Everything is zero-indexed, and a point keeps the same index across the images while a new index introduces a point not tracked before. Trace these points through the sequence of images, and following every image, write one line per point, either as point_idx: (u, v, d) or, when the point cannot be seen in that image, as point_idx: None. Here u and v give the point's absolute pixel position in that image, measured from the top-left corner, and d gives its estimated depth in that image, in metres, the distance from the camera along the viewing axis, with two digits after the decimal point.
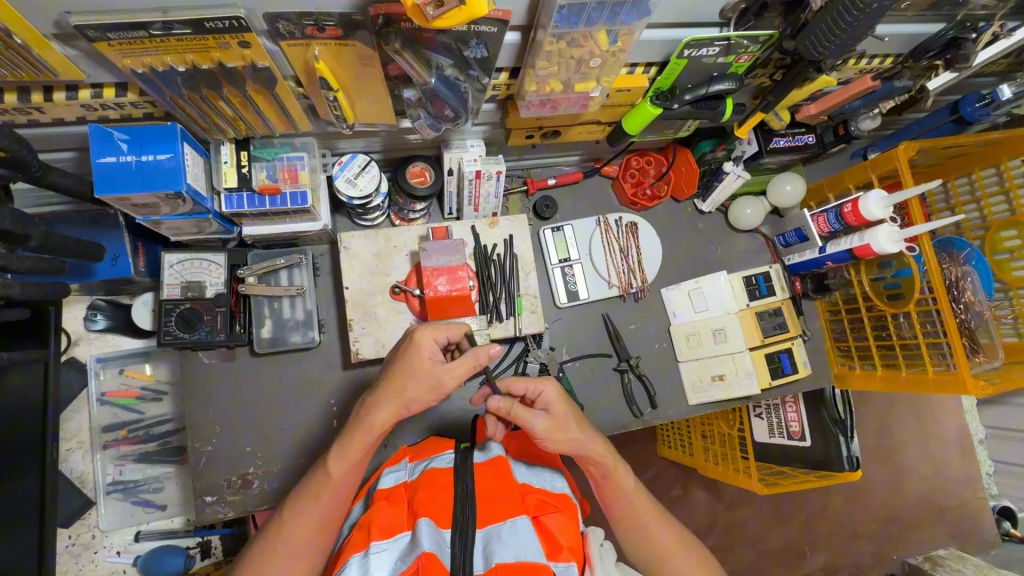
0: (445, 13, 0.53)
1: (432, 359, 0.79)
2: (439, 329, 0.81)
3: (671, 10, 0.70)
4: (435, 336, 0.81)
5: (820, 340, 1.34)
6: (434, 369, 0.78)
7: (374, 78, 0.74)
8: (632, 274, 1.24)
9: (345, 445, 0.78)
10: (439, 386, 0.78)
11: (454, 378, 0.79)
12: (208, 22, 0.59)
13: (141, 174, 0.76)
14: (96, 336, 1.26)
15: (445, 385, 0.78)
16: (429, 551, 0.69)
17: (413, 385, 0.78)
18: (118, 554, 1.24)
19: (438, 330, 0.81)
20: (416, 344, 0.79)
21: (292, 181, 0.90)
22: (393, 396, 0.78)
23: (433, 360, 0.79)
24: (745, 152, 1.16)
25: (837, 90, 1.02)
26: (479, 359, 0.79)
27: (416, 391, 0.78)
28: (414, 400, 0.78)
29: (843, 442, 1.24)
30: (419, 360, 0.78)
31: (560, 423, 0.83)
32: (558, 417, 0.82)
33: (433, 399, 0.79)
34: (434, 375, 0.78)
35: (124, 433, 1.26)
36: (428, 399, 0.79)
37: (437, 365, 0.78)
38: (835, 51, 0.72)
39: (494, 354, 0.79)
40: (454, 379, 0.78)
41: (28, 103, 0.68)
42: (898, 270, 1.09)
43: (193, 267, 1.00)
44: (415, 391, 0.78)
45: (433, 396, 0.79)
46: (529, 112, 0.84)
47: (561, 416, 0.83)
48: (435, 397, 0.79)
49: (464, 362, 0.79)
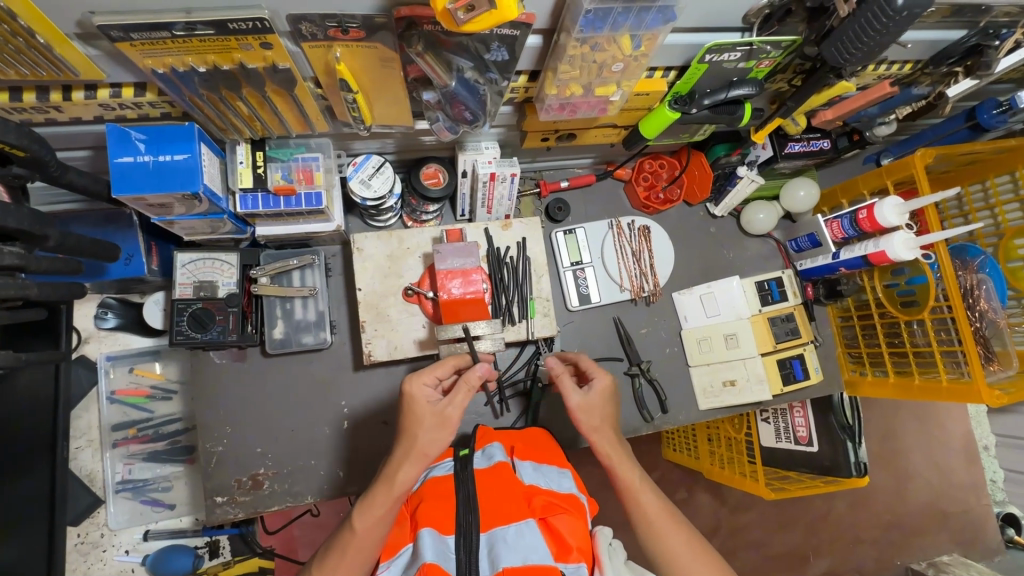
0: (475, 17, 0.53)
1: (433, 403, 0.84)
2: (430, 372, 0.86)
3: (695, 14, 0.70)
4: (429, 379, 0.85)
5: (831, 346, 1.33)
6: (439, 410, 0.83)
7: (394, 80, 0.73)
8: (644, 278, 1.24)
9: (370, 505, 0.80)
10: (449, 420, 0.83)
11: (457, 408, 0.84)
12: (231, 23, 0.58)
13: (158, 175, 0.75)
14: (106, 334, 1.25)
15: (455, 416, 0.83)
16: (431, 562, 0.70)
17: (424, 430, 0.82)
18: (127, 553, 1.24)
19: (430, 373, 0.85)
20: (414, 396, 0.83)
21: (308, 182, 0.90)
22: (409, 451, 0.81)
23: (434, 404, 0.84)
24: (760, 156, 1.16)
25: (854, 96, 1.00)
26: (471, 383, 0.84)
27: (430, 434, 0.82)
28: (429, 444, 0.81)
29: (851, 449, 1.24)
30: (422, 407, 0.83)
31: (590, 408, 0.88)
32: (591, 402, 0.88)
33: (446, 434, 0.83)
34: (440, 413, 0.83)
35: (134, 432, 1.26)
36: (442, 437, 0.82)
37: (439, 407, 0.83)
38: (860, 58, 0.71)
39: (482, 373, 0.84)
40: (455, 408, 0.84)
41: (47, 102, 0.68)
42: (912, 277, 1.08)
43: (205, 266, 0.99)
44: (428, 435, 0.82)
45: (446, 432, 0.82)
46: (548, 115, 0.84)
47: (596, 399, 0.88)
48: (449, 432, 0.83)
49: (460, 391, 0.84)
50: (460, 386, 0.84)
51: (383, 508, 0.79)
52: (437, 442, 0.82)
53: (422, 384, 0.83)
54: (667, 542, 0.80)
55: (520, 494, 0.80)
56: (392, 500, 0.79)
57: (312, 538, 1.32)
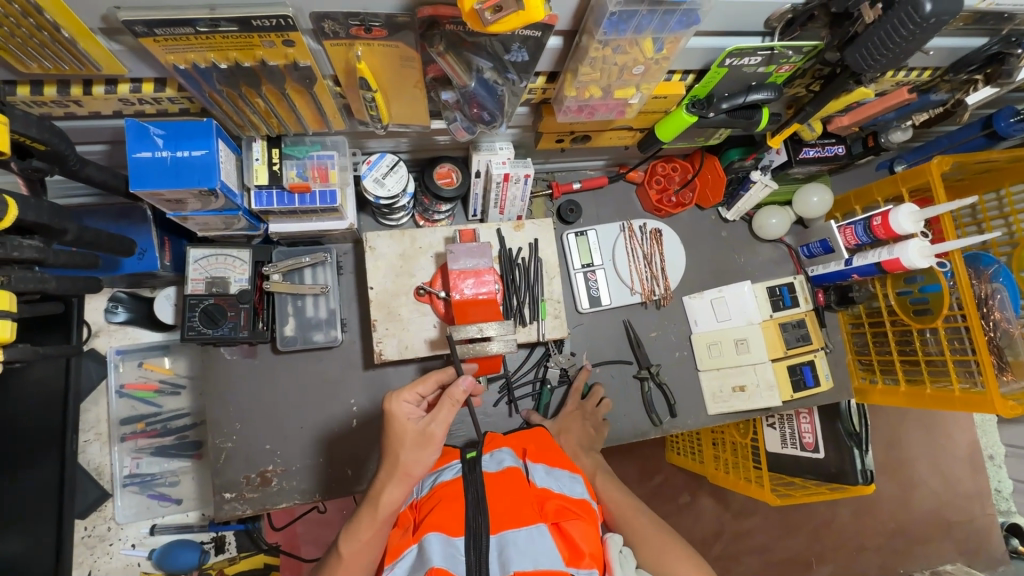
0: (502, 17, 0.53)
1: (415, 420, 0.81)
2: (411, 389, 0.83)
3: (717, 17, 0.70)
4: (410, 396, 0.83)
5: (841, 353, 1.33)
6: (422, 427, 0.80)
7: (414, 79, 0.73)
8: (655, 281, 1.23)
9: (357, 528, 0.79)
10: (433, 438, 0.80)
11: (440, 425, 0.81)
12: (256, 20, 0.58)
13: (176, 170, 0.75)
14: (116, 328, 1.26)
15: (438, 434, 0.80)
16: (440, 566, 0.68)
17: (406, 449, 0.80)
18: (133, 547, 1.24)
19: (411, 390, 0.83)
20: (394, 414, 0.81)
21: (322, 180, 0.89)
22: (392, 471, 0.79)
23: (416, 422, 0.81)
24: (774, 161, 1.14)
25: (872, 102, 0.99)
26: (455, 398, 0.80)
27: (412, 453, 0.79)
28: (412, 464, 0.79)
29: (858, 456, 1.22)
30: (403, 425, 0.80)
31: (564, 429, 1.08)
32: (565, 423, 1.10)
33: (430, 453, 0.80)
34: (421, 431, 0.80)
35: (142, 426, 1.26)
36: (426, 455, 0.80)
37: (421, 425, 0.81)
38: (884, 65, 0.71)
39: (465, 387, 0.80)
40: (439, 425, 0.81)
41: (67, 96, 0.68)
42: (926, 285, 1.06)
43: (217, 262, 0.99)
44: (410, 453, 0.79)
45: (429, 451, 0.80)
46: (566, 117, 0.84)
47: (568, 421, 1.10)
48: (432, 451, 0.80)
49: (443, 406, 0.81)
50: (443, 402, 0.81)
51: (366, 531, 0.79)
52: (420, 461, 0.80)
53: (401, 402, 0.81)
54: (640, 536, 0.86)
55: (532, 498, 0.80)
56: (377, 522, 0.79)
57: (314, 534, 1.36)
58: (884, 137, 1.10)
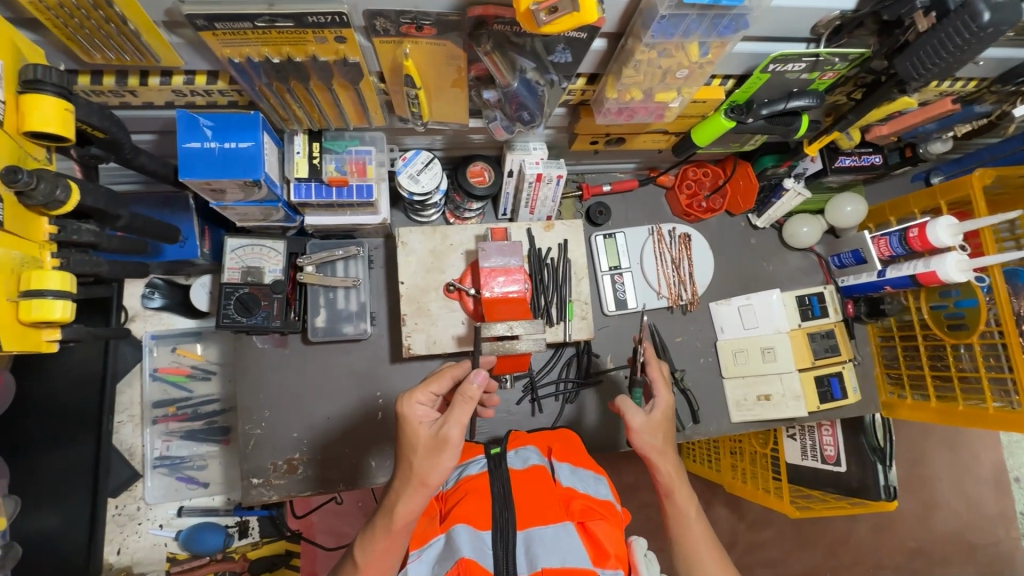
0: (557, 18, 0.54)
1: (429, 425, 0.77)
2: (423, 390, 0.81)
3: (764, 23, 0.70)
4: (423, 398, 0.80)
5: (870, 366, 1.30)
6: (434, 431, 0.75)
7: (458, 78, 0.74)
8: (682, 286, 1.23)
9: (373, 537, 0.77)
10: (446, 443, 0.74)
11: (455, 427, 0.74)
12: (311, 17, 0.60)
13: (223, 161, 0.77)
14: (151, 313, 1.29)
15: (452, 438, 0.74)
16: (468, 557, 0.69)
17: (419, 456, 0.75)
18: (160, 527, 1.27)
19: (423, 391, 0.80)
20: (407, 418, 0.78)
21: (360, 174, 0.91)
22: (407, 481, 0.75)
23: (430, 426, 0.77)
24: (808, 169, 1.14)
25: (914, 112, 0.97)
26: (468, 395, 0.74)
27: (426, 460, 0.75)
28: (427, 472, 0.74)
29: (881, 470, 1.21)
30: (415, 429, 0.77)
31: (657, 427, 0.87)
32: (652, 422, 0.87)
33: (446, 459, 0.74)
34: (434, 436, 0.75)
35: (173, 410, 1.29)
36: (442, 462, 0.74)
37: (433, 430, 0.76)
38: (933, 75, 0.71)
39: (478, 381, 0.75)
40: (453, 428, 0.74)
41: (124, 86, 0.71)
42: (961, 299, 1.05)
43: (253, 252, 1.01)
44: (424, 461, 0.75)
45: (444, 457, 0.74)
46: (605, 119, 0.84)
47: (661, 414, 0.88)
48: (447, 457, 0.74)
49: (455, 406, 0.75)
50: (456, 401, 0.75)
51: (382, 541, 0.76)
52: (435, 469, 0.74)
53: (413, 405, 0.78)
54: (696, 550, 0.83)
55: (557, 496, 0.80)
56: (394, 532, 0.75)
57: (330, 524, 1.36)
58: (923, 148, 1.09)
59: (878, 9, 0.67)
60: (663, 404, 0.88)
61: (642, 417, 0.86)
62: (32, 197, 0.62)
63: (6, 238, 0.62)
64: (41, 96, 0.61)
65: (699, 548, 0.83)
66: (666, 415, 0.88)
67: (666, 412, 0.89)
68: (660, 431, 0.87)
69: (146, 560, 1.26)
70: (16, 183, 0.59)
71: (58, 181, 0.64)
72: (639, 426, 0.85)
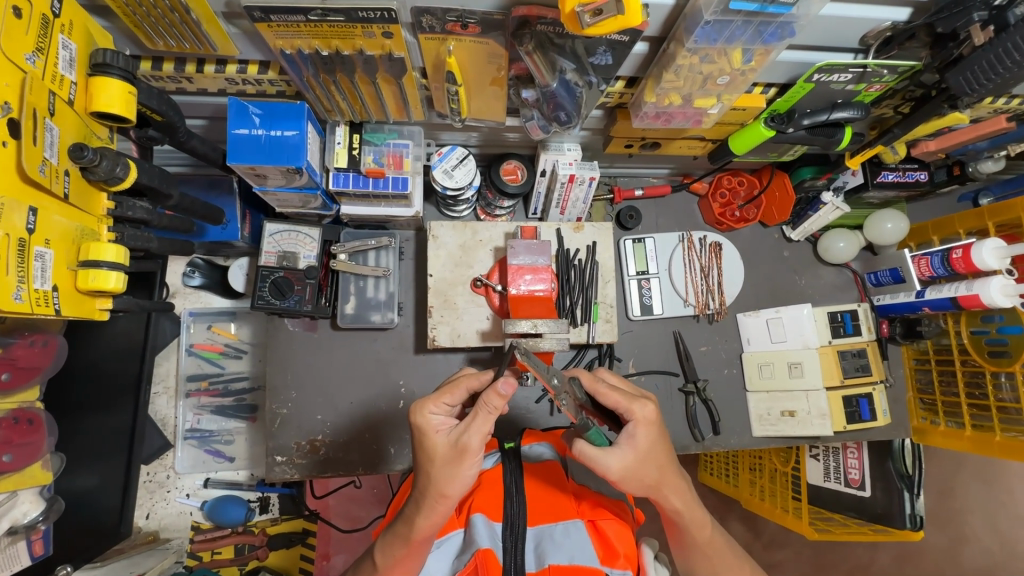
0: (601, 21, 0.55)
1: (446, 433, 0.71)
2: (437, 400, 0.73)
3: (808, 33, 0.69)
4: (436, 408, 0.73)
5: (902, 389, 1.25)
6: (453, 440, 0.70)
7: (499, 77, 0.76)
8: (710, 295, 1.21)
9: (391, 543, 0.74)
10: (467, 451, 0.69)
11: (476, 436, 0.69)
12: (362, 12, 0.62)
13: (269, 149, 0.80)
14: (190, 291, 1.36)
15: (473, 446, 0.69)
16: (486, 549, 0.71)
17: (438, 467, 0.70)
18: (187, 496, 1.34)
19: (438, 401, 0.73)
20: (422, 429, 0.72)
21: (396, 167, 0.92)
22: (425, 492, 0.70)
23: (448, 434, 0.71)
24: (848, 183, 1.11)
25: (965, 128, 0.94)
26: (492, 406, 0.67)
27: (446, 471, 0.69)
28: (447, 482, 0.69)
29: (907, 499, 1.16)
30: (431, 442, 0.71)
31: (645, 461, 0.72)
32: (642, 462, 0.72)
33: (468, 466, 0.69)
34: (454, 445, 0.69)
35: (205, 385, 1.36)
36: (463, 470, 0.69)
37: (452, 439, 0.70)
38: (990, 89, 0.69)
39: (504, 393, 0.67)
40: (472, 436, 0.69)
41: (182, 73, 0.75)
42: (1005, 325, 1.01)
43: (289, 238, 1.05)
44: (443, 472, 0.69)
45: (465, 465, 0.69)
46: (642, 123, 0.84)
47: (646, 443, 0.72)
48: (468, 466, 0.69)
49: (477, 415, 0.69)
50: (478, 409, 0.68)
51: (402, 548, 0.73)
52: (456, 478, 0.69)
53: (425, 416, 0.72)
54: (721, 563, 0.82)
55: (569, 493, 0.81)
56: (412, 543, 0.72)
57: (346, 508, 1.41)
58: (972, 167, 1.04)
59: (933, 20, 0.65)
60: (645, 432, 0.72)
61: (619, 458, 0.71)
62: (95, 173, 0.67)
63: (69, 211, 0.67)
64: (107, 79, 0.66)
65: (720, 565, 0.82)
66: (653, 440, 0.73)
67: (653, 436, 0.73)
68: (651, 462, 0.73)
69: (173, 526, 1.32)
70: (81, 159, 0.64)
71: (119, 159, 0.69)
72: (621, 472, 0.71)
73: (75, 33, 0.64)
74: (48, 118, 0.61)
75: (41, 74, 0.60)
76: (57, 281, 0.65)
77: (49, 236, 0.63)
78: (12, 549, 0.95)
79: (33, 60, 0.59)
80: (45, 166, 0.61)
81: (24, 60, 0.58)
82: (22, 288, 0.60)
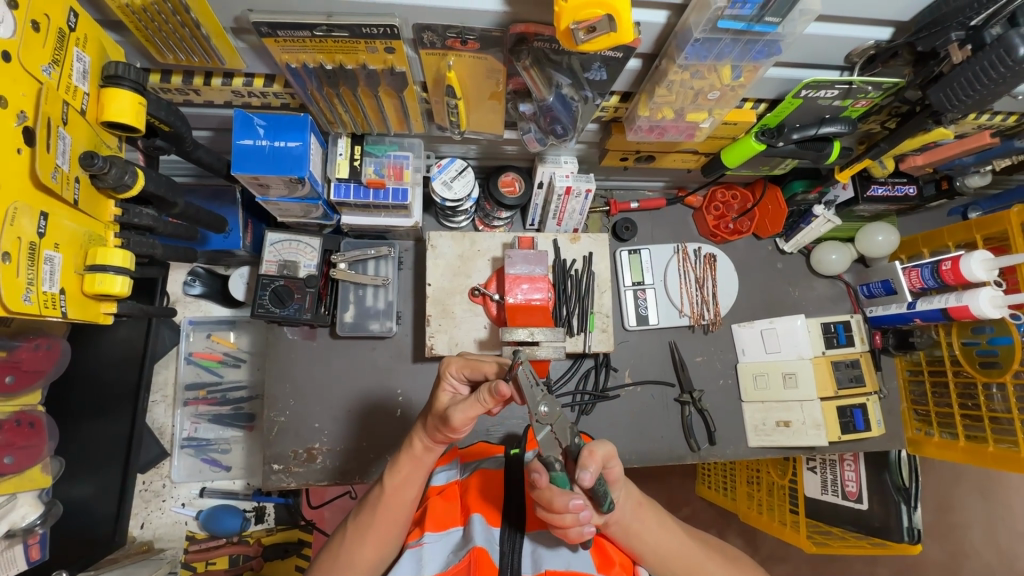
0: (594, 37, 0.58)
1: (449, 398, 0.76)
2: (459, 366, 0.77)
3: (795, 51, 0.72)
4: (454, 372, 0.77)
5: (896, 400, 1.26)
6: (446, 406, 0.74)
7: (497, 92, 0.78)
8: (705, 306, 1.23)
9: (398, 462, 0.80)
10: (449, 422, 0.72)
11: (461, 417, 0.71)
12: (365, 28, 0.64)
13: (273, 158, 0.82)
14: (190, 300, 1.37)
15: (454, 423, 0.72)
16: (480, 547, 0.69)
17: (432, 414, 0.77)
18: (183, 506, 1.33)
19: (458, 367, 0.76)
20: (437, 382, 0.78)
21: (396, 178, 0.94)
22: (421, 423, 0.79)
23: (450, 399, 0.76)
24: (839, 196, 1.13)
25: (949, 143, 0.97)
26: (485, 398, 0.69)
27: (433, 422, 0.76)
28: (435, 429, 0.76)
29: (905, 512, 1.15)
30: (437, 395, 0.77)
31: None
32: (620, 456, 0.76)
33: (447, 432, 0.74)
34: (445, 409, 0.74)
35: (203, 394, 1.36)
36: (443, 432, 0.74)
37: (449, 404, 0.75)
38: (971, 105, 0.71)
39: (495, 392, 0.68)
40: (456, 417, 0.71)
41: (189, 85, 0.77)
42: (994, 337, 1.02)
43: (290, 247, 1.07)
44: (432, 421, 0.76)
45: (445, 430, 0.74)
46: (636, 136, 0.87)
47: None
48: (449, 432, 0.74)
49: (472, 399, 0.71)
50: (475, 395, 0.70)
51: (406, 463, 0.79)
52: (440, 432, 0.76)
53: (443, 374, 0.77)
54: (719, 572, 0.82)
55: None
56: (417, 458, 0.80)
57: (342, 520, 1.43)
58: (960, 181, 1.08)
59: (913, 40, 0.68)
60: None
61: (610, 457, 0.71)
62: (104, 180, 0.68)
63: (77, 216, 0.69)
64: (118, 90, 0.68)
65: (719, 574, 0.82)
66: None
67: None
68: None
69: (167, 536, 1.32)
70: (91, 167, 0.66)
71: (127, 167, 0.70)
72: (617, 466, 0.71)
73: (89, 46, 0.66)
74: (61, 127, 0.63)
75: (56, 85, 0.62)
76: (64, 284, 0.67)
77: (58, 241, 0.65)
78: (8, 553, 0.94)
79: (49, 71, 0.61)
80: (57, 173, 0.63)
81: (40, 71, 0.60)
82: (30, 290, 0.61)
